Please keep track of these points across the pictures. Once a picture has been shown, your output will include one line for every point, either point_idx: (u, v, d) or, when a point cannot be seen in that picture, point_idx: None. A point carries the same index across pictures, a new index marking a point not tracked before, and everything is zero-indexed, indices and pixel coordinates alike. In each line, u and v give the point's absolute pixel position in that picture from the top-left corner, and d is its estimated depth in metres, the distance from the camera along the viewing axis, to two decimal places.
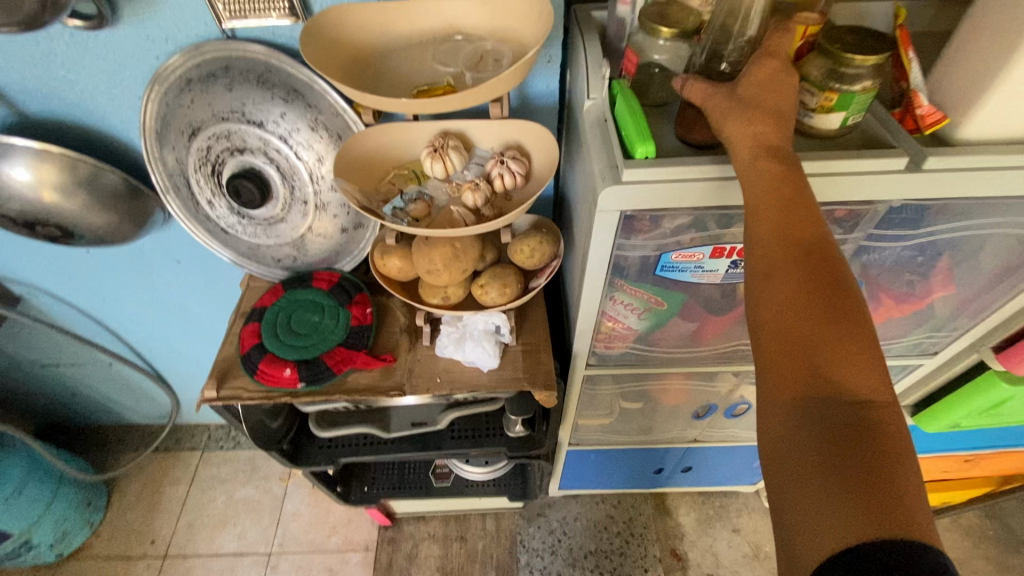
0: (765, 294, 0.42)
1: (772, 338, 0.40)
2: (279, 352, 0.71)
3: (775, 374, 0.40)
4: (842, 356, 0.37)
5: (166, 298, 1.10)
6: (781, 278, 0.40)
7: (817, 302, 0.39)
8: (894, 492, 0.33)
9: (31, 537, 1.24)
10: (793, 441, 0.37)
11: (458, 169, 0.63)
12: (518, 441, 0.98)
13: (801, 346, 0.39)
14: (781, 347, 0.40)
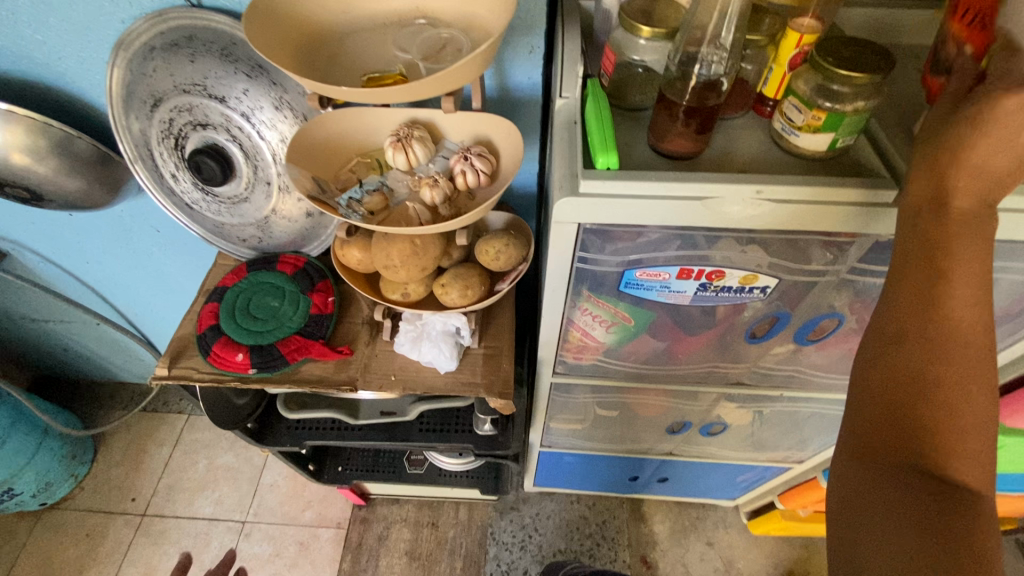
0: (899, 316, 0.39)
1: (883, 385, 0.39)
2: (233, 336, 0.69)
3: (872, 421, 0.39)
4: (960, 415, 0.37)
5: (148, 266, 1.09)
6: (910, 324, 0.39)
7: (944, 359, 0.37)
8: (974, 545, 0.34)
9: (13, 485, 1.28)
10: (881, 489, 0.38)
11: (421, 162, 0.59)
12: (486, 440, 0.96)
13: (924, 380, 0.38)
14: (901, 374, 0.38)
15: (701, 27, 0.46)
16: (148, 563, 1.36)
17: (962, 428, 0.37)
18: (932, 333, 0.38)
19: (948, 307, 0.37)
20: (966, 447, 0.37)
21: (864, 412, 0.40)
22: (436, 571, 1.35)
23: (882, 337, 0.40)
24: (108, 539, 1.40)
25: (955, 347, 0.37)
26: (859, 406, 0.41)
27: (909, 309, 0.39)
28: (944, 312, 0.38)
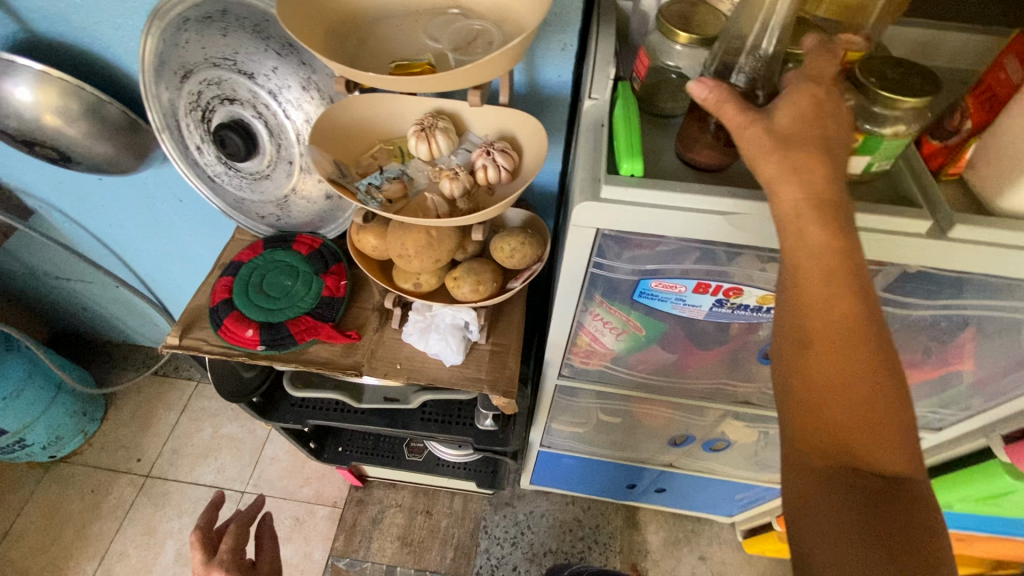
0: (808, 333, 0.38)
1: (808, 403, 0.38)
2: (245, 311, 0.70)
3: (807, 436, 0.39)
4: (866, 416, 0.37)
5: (168, 234, 1.11)
6: (810, 341, 0.38)
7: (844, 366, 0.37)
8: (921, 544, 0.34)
9: (24, 436, 1.32)
10: (827, 506, 0.37)
11: (443, 153, 0.59)
12: (486, 435, 0.96)
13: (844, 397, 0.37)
14: (824, 396, 0.37)
15: (742, 37, 0.45)
16: (148, 523, 1.40)
17: (874, 431, 0.37)
18: (831, 342, 0.37)
19: (845, 312, 0.37)
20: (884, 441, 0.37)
21: (795, 430, 0.39)
22: (427, 558, 1.36)
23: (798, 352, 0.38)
24: (112, 496, 1.44)
25: (843, 356, 0.37)
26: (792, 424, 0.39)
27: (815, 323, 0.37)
28: (843, 316, 0.37)
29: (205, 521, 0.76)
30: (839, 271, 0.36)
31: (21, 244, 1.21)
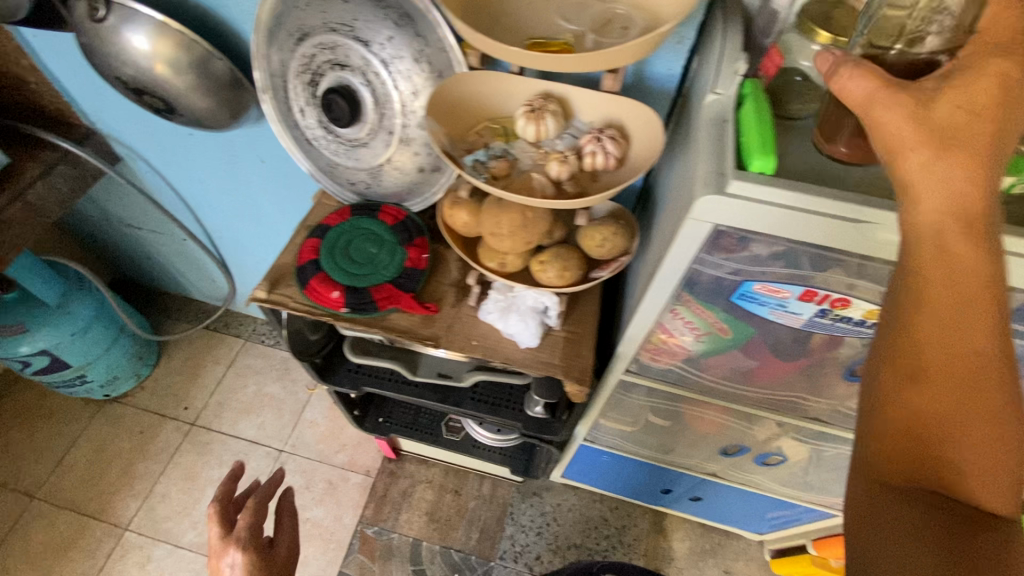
0: (915, 323, 0.33)
1: (899, 404, 0.33)
2: (331, 273, 0.71)
3: (889, 439, 0.34)
4: (975, 440, 0.31)
5: (244, 194, 1.14)
6: (929, 343, 0.32)
7: (955, 374, 0.32)
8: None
9: (86, 373, 1.39)
10: (895, 518, 0.32)
11: (550, 136, 0.59)
12: (535, 422, 0.96)
13: (945, 403, 0.32)
14: (921, 397, 0.32)
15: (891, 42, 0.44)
16: (191, 469, 1.45)
17: (980, 448, 0.31)
18: (947, 348, 0.32)
19: (972, 319, 0.31)
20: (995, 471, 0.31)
21: (873, 432, 0.35)
22: (453, 537, 1.39)
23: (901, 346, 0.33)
24: (158, 440, 1.50)
25: (955, 358, 0.31)
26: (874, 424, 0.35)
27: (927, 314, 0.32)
28: (967, 322, 0.31)
29: (226, 491, 0.74)
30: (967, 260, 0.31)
31: (102, 190, 1.26)
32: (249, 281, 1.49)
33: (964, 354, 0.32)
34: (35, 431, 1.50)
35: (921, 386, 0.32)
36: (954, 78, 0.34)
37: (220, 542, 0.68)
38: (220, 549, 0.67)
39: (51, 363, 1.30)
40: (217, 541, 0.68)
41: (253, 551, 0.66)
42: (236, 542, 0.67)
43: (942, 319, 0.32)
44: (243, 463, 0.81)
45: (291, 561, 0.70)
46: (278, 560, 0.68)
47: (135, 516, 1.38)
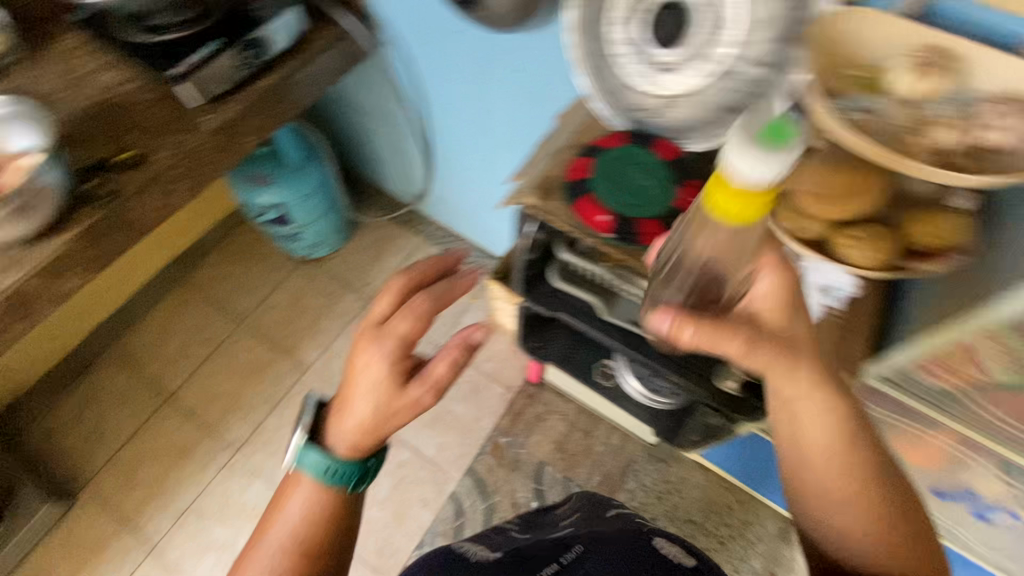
0: (807, 447, 0.59)
1: (826, 498, 0.58)
2: (601, 196, 0.72)
3: (830, 527, 0.58)
4: (896, 563, 0.56)
5: (482, 100, 1.18)
6: (815, 494, 0.59)
7: (857, 515, 0.56)
8: None
9: (302, 232, 1.61)
10: None
11: (934, 98, 0.57)
12: (726, 397, 0.92)
13: (841, 496, 0.57)
14: (834, 493, 0.58)
15: None
16: None
17: (862, 523, 0.56)
18: (848, 517, 0.57)
19: (849, 482, 0.57)
20: (921, 558, 0.56)
21: (820, 521, 0.59)
22: (575, 472, 1.44)
23: (815, 471, 0.59)
24: (340, 304, 1.70)
25: (844, 470, 0.57)
26: (819, 519, 0.59)
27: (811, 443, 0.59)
28: (856, 478, 0.57)
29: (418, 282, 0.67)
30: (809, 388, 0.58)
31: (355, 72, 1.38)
32: (484, 206, 1.51)
33: (841, 473, 0.57)
34: (248, 267, 1.76)
35: (829, 487, 0.58)
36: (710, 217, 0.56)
37: (382, 328, 0.64)
38: (376, 334, 0.63)
39: (280, 217, 1.53)
40: (380, 325, 0.64)
41: (393, 368, 0.62)
42: (393, 342, 0.62)
43: (836, 481, 0.57)
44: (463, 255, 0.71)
45: (419, 408, 0.63)
46: (409, 395, 0.61)
47: (316, 361, 1.61)
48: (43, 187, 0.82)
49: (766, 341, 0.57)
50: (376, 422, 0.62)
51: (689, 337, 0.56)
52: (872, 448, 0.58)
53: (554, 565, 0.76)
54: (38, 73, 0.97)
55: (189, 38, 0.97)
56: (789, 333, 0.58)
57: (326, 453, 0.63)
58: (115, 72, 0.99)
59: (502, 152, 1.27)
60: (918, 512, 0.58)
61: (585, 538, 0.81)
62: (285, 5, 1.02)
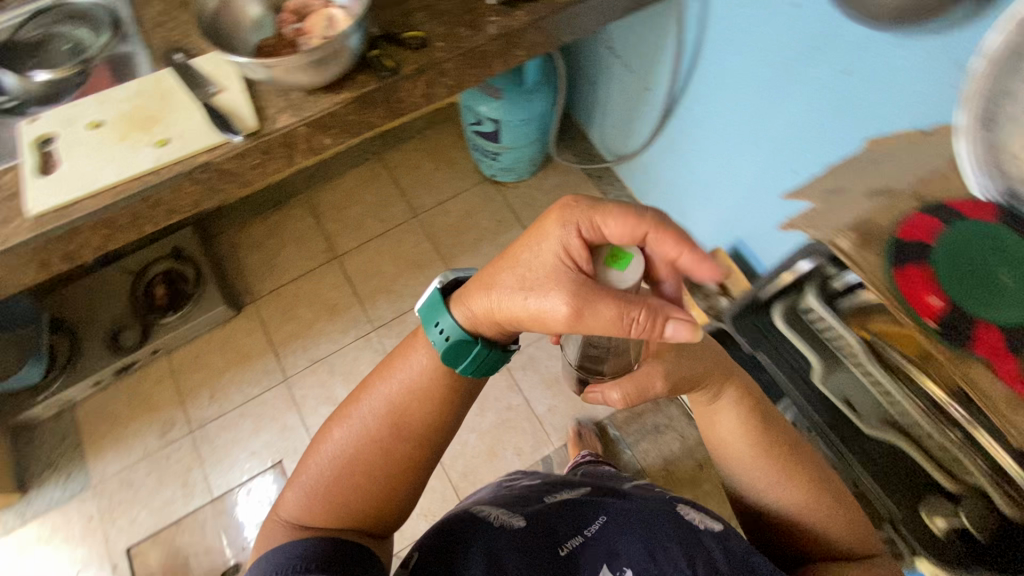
0: (721, 428, 0.70)
1: (743, 466, 0.69)
2: (939, 276, 0.59)
3: (750, 491, 0.70)
4: (808, 509, 0.67)
5: (768, 89, 1.03)
6: (747, 479, 0.69)
7: (784, 495, 0.67)
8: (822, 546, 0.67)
9: (502, 153, 1.59)
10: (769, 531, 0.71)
11: None
12: (926, 533, 0.81)
13: (748, 463, 0.68)
14: (745, 467, 0.69)
15: None
16: None
17: (768, 480, 0.68)
18: (766, 486, 0.68)
19: (775, 468, 0.67)
20: (816, 508, 0.66)
21: (743, 491, 0.71)
22: None
23: (725, 442, 0.70)
24: (508, 233, 1.70)
25: (748, 438, 0.68)
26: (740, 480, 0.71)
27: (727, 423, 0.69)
28: (763, 468, 0.67)
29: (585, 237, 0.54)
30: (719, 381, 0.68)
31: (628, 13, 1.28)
32: (699, 194, 1.39)
33: (749, 439, 0.68)
34: (438, 167, 1.80)
35: (738, 456, 0.69)
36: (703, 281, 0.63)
37: (557, 233, 0.55)
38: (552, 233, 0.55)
39: (491, 132, 1.51)
40: (559, 228, 0.55)
41: (548, 274, 0.54)
42: (556, 247, 0.54)
43: (753, 468, 0.68)
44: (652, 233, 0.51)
45: (551, 319, 0.54)
46: (539, 306, 0.54)
47: None
48: (345, 47, 0.82)
49: (681, 358, 0.63)
50: (511, 316, 0.57)
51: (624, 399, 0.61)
52: (756, 407, 0.70)
53: (581, 538, 0.71)
54: None
55: None
56: (712, 355, 0.67)
57: (451, 322, 0.61)
58: None
59: (758, 150, 1.12)
60: (834, 482, 0.69)
61: (604, 505, 0.76)
62: None
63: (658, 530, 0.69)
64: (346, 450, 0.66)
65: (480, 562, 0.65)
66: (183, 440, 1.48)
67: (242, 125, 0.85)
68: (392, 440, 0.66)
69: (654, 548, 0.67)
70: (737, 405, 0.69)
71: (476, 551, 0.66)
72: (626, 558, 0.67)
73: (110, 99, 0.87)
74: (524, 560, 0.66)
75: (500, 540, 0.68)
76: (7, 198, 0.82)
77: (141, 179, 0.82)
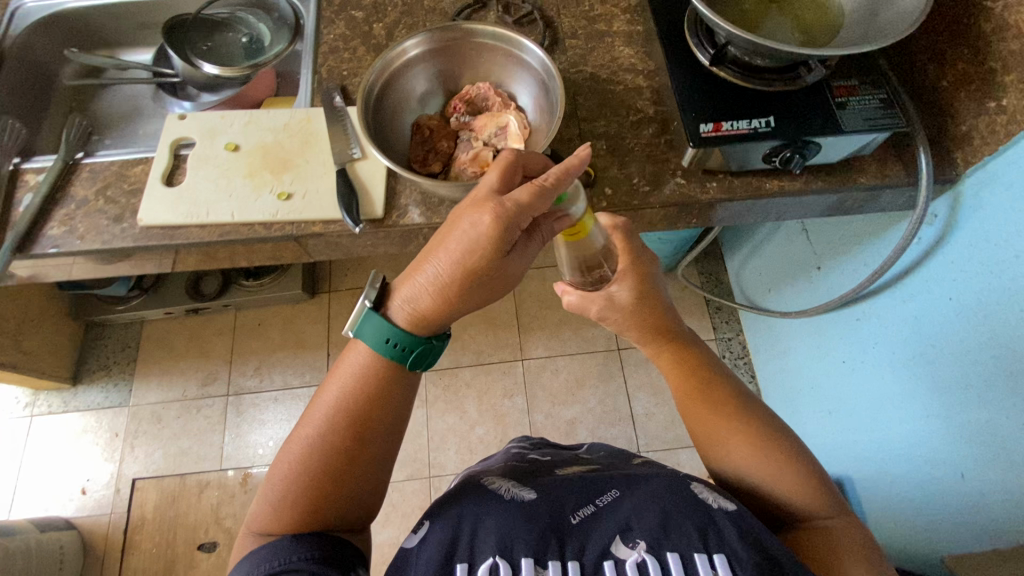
0: (682, 394, 0.76)
1: (706, 428, 0.73)
2: None
3: (722, 450, 0.71)
4: (770, 479, 0.68)
5: (975, 381, 0.81)
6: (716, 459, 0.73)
7: (745, 468, 0.70)
8: (797, 503, 0.67)
9: None
10: (754, 493, 0.70)
11: None
12: None
13: (710, 419, 0.72)
14: (708, 423, 0.72)
15: None
16: (588, 378, 1.51)
17: (733, 433, 0.70)
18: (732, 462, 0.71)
19: (732, 444, 0.71)
20: (782, 483, 0.68)
21: (725, 468, 0.72)
22: None
23: (691, 413, 0.75)
24: (595, 328, 1.56)
25: (700, 400, 0.73)
26: (713, 445, 0.72)
27: (684, 391, 0.76)
28: (721, 441, 0.72)
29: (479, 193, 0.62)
30: (672, 358, 0.77)
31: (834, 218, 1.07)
32: (827, 407, 1.19)
33: (704, 405, 0.73)
34: None
35: (704, 419, 0.73)
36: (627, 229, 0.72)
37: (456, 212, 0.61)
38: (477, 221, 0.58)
39: None
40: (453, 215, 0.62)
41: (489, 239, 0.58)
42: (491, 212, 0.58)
43: (712, 445, 0.73)
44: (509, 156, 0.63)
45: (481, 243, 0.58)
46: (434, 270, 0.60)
47: (537, 359, 1.53)
48: None
49: (650, 296, 0.75)
50: (448, 282, 0.60)
51: (599, 311, 0.74)
52: (704, 380, 0.75)
53: (593, 508, 0.68)
54: (583, 49, 0.89)
55: (743, 95, 0.74)
56: (659, 316, 0.76)
57: (388, 322, 0.62)
58: (642, 92, 0.85)
59: (927, 428, 0.91)
60: (794, 450, 0.69)
61: (613, 478, 0.73)
62: (878, 128, 0.72)
63: (669, 507, 0.65)
64: (306, 446, 0.61)
65: (490, 539, 0.63)
66: (218, 398, 1.52)
67: (368, 209, 0.77)
68: (339, 418, 0.62)
69: (667, 528, 0.63)
70: (682, 370, 0.76)
71: (486, 530, 0.64)
72: (641, 533, 0.63)
73: (257, 123, 0.83)
74: (530, 537, 0.63)
75: (507, 516, 0.66)
76: (129, 193, 0.80)
77: (250, 226, 0.77)
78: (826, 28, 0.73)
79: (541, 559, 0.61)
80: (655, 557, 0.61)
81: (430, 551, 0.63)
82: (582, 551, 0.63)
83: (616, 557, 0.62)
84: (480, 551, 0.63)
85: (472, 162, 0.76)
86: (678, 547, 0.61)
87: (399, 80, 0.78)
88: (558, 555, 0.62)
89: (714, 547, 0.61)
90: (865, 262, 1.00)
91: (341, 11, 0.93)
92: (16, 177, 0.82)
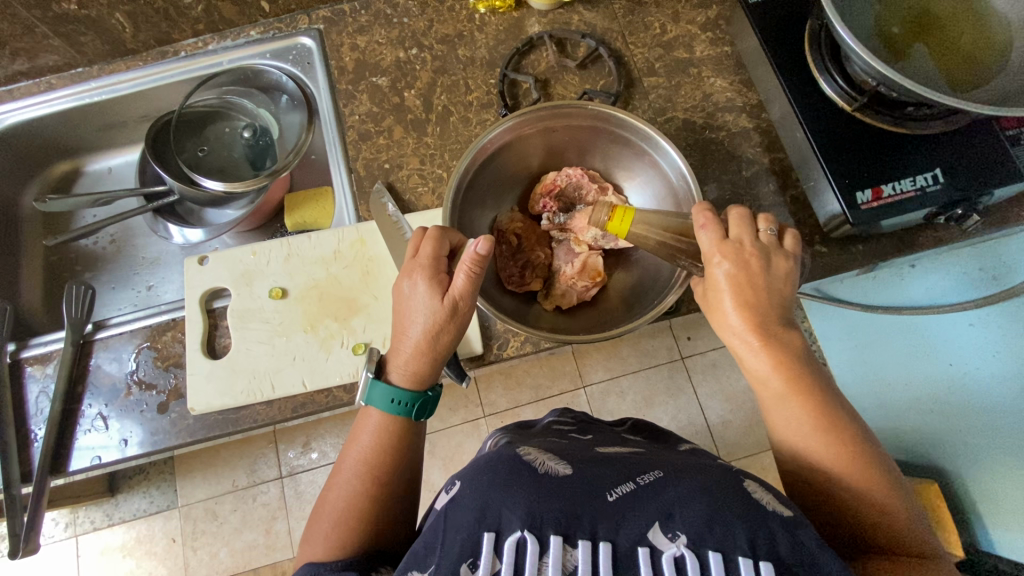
0: (761, 356, 0.48)
1: (796, 403, 0.47)
2: None
3: (801, 430, 0.47)
4: (839, 467, 0.45)
5: None
6: (785, 445, 0.48)
7: (822, 454, 0.46)
8: (880, 527, 0.42)
9: None
10: (818, 492, 0.46)
11: None
12: None
13: (797, 390, 0.47)
14: (797, 398, 0.47)
15: None
16: (656, 395, 1.43)
17: (817, 420, 0.46)
18: (806, 444, 0.46)
19: (808, 423, 0.46)
20: (861, 479, 0.44)
21: (794, 454, 0.48)
22: None
23: (783, 385, 0.47)
24: (652, 341, 1.47)
25: (786, 369, 0.48)
26: (793, 424, 0.47)
27: (758, 363, 0.49)
28: (794, 410, 0.47)
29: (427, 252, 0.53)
30: (754, 295, 0.49)
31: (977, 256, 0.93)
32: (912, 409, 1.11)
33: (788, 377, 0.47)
34: None
35: (793, 391, 0.47)
36: (702, 213, 0.52)
37: (404, 284, 0.53)
38: (417, 284, 0.52)
39: None
40: (404, 283, 0.53)
41: (434, 295, 0.51)
42: (427, 271, 0.52)
43: (785, 422, 0.48)
44: (424, 231, 0.55)
45: (455, 297, 0.51)
46: (418, 329, 0.52)
47: (598, 383, 1.44)
48: (659, 310, 0.57)
49: (752, 285, 0.49)
50: (427, 339, 0.52)
51: (700, 300, 0.54)
52: (792, 349, 0.48)
53: (630, 486, 0.41)
54: (667, 88, 0.74)
55: (894, 146, 0.62)
56: (759, 281, 0.49)
57: (383, 384, 0.52)
58: (751, 135, 0.72)
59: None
60: (877, 455, 0.45)
61: (657, 462, 0.47)
62: None
63: (721, 499, 0.39)
64: (346, 490, 0.50)
65: (510, 501, 0.38)
66: (272, 483, 1.36)
67: (465, 348, 0.65)
68: (376, 456, 0.51)
69: (718, 518, 0.37)
70: (767, 319, 0.49)
71: (508, 491, 0.39)
72: (684, 523, 0.37)
73: (300, 257, 0.68)
74: (566, 503, 0.38)
75: (535, 485, 0.40)
76: (165, 370, 0.66)
77: (329, 394, 0.64)
78: (992, 49, 0.58)
79: (573, 537, 0.36)
80: (700, 558, 0.35)
81: (453, 515, 0.39)
82: (611, 534, 0.37)
83: (647, 547, 0.36)
84: (498, 514, 0.38)
85: (581, 275, 0.63)
86: (728, 549, 0.35)
87: (475, 182, 0.63)
88: (589, 533, 0.37)
89: (771, 561, 0.35)
90: (982, 267, 0.92)
91: (359, 79, 0.75)
92: (18, 372, 0.67)
